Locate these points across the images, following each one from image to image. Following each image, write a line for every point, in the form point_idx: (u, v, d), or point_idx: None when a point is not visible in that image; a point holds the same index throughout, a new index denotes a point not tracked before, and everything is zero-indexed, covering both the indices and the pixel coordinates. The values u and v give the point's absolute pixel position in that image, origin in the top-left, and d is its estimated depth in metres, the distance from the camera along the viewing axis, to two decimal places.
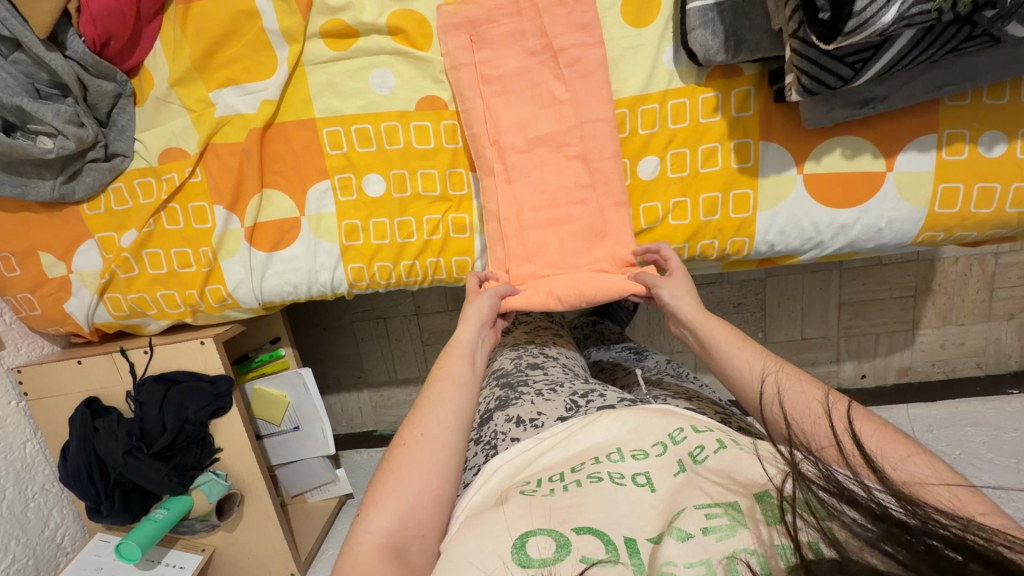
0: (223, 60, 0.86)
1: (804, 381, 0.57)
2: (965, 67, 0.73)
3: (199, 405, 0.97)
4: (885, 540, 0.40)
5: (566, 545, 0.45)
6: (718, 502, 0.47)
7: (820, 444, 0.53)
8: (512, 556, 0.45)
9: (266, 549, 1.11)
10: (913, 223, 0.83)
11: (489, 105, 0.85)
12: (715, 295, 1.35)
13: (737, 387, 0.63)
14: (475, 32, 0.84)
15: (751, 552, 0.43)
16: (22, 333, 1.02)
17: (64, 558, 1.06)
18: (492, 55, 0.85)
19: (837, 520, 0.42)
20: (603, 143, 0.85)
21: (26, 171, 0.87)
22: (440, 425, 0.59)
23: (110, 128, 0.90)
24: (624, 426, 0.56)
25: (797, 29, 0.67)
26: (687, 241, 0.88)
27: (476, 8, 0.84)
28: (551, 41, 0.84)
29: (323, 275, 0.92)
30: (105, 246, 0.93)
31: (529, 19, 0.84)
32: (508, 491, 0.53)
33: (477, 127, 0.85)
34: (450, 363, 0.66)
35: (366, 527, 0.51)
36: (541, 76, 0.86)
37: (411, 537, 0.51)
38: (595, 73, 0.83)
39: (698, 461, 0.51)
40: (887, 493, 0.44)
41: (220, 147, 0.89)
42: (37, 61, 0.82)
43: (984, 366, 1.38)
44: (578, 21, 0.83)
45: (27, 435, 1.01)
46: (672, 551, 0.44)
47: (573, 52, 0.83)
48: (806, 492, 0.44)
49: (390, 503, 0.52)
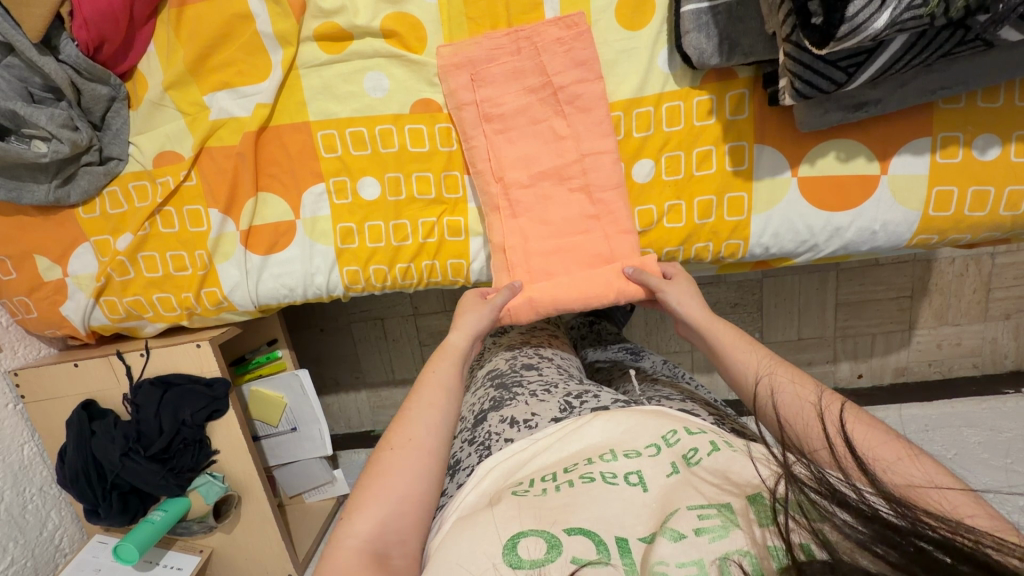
0: (217, 64, 0.86)
1: (798, 383, 0.57)
2: (959, 70, 0.73)
3: (196, 407, 0.98)
4: (876, 542, 0.40)
5: (557, 547, 0.46)
6: (712, 503, 0.47)
7: (813, 446, 0.53)
8: (503, 558, 0.45)
9: (264, 549, 1.12)
10: (907, 226, 0.83)
11: (492, 143, 0.86)
12: (713, 295, 1.35)
13: (733, 380, 0.64)
14: (475, 72, 0.84)
15: (743, 553, 0.43)
16: (19, 336, 1.03)
17: (63, 559, 1.06)
18: (493, 94, 0.85)
19: (828, 522, 0.43)
20: (605, 174, 0.85)
21: (21, 175, 0.87)
22: (423, 431, 0.59)
23: (105, 132, 0.90)
24: (619, 427, 0.56)
25: (790, 33, 0.67)
26: (681, 244, 0.88)
27: (476, 48, 0.83)
28: (550, 79, 0.84)
29: (318, 278, 0.92)
30: (100, 249, 0.93)
31: (528, 57, 0.84)
32: (501, 491, 0.53)
33: (480, 163, 0.86)
34: (444, 369, 0.67)
35: (347, 531, 0.51)
36: (542, 113, 0.86)
37: (392, 542, 0.51)
38: (596, 108, 0.84)
39: (692, 462, 0.51)
40: (877, 496, 0.44)
41: (214, 150, 0.89)
42: (31, 65, 0.82)
43: (980, 366, 1.38)
44: (576, 57, 0.82)
45: (25, 437, 1.02)
46: (665, 551, 0.44)
47: (572, 90, 0.83)
48: (798, 493, 0.45)
49: (373, 507, 0.52)
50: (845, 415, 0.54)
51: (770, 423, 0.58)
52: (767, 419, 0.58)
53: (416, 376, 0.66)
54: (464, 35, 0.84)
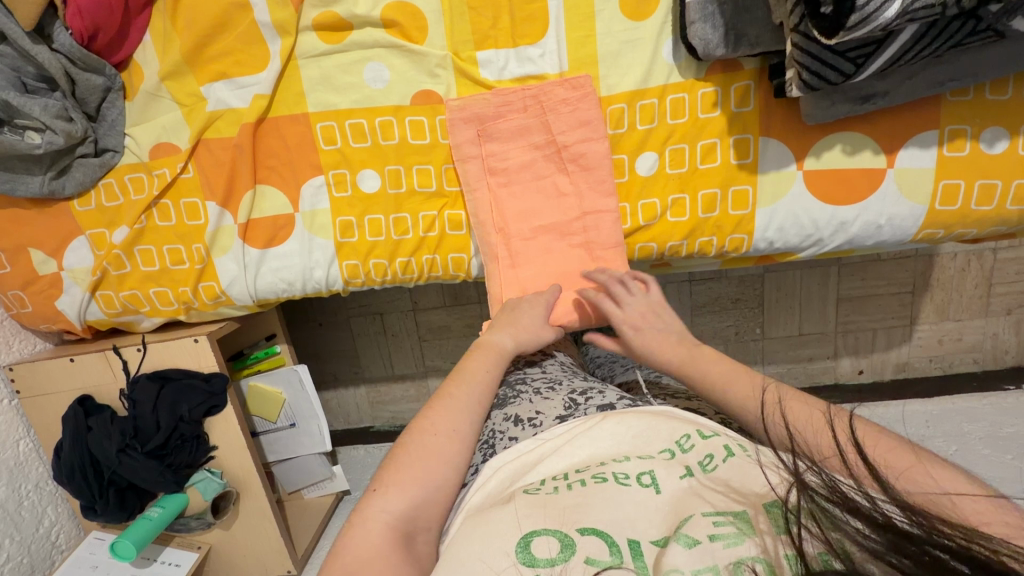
0: (214, 54, 0.85)
1: (803, 402, 0.55)
2: (969, 62, 0.72)
3: (193, 403, 0.97)
4: (889, 551, 0.39)
5: (571, 546, 0.45)
6: (724, 511, 0.46)
7: (823, 453, 0.52)
8: (518, 556, 0.45)
9: (263, 547, 1.11)
10: (914, 220, 0.83)
11: (495, 195, 0.87)
12: (713, 290, 1.35)
13: (732, 408, 0.60)
14: (483, 127, 0.85)
15: (757, 559, 0.42)
16: (14, 330, 1.01)
17: (60, 556, 1.05)
18: (499, 149, 0.86)
19: (841, 531, 0.42)
20: (607, 234, 0.86)
21: (14, 167, 0.86)
22: (447, 417, 0.59)
23: (99, 123, 0.88)
24: (630, 429, 0.56)
25: (798, 23, 0.66)
26: (685, 237, 0.87)
27: (485, 104, 0.85)
28: (555, 138, 0.85)
29: (317, 272, 0.91)
30: (96, 242, 0.92)
31: (534, 115, 0.85)
32: (512, 490, 0.52)
33: (483, 215, 0.87)
34: (482, 359, 0.67)
35: (380, 506, 0.51)
36: (546, 169, 0.87)
37: (420, 527, 0.52)
38: (598, 168, 0.85)
39: (707, 470, 0.50)
40: (891, 504, 0.44)
41: (212, 142, 0.87)
42: (24, 54, 0.81)
43: (981, 362, 1.38)
44: (581, 118, 0.83)
45: (20, 433, 1.00)
46: (678, 558, 0.43)
47: (576, 147, 0.85)
48: (809, 501, 0.44)
49: (410, 488, 0.53)
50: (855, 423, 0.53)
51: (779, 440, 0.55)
52: (775, 434, 0.56)
53: (457, 369, 0.66)
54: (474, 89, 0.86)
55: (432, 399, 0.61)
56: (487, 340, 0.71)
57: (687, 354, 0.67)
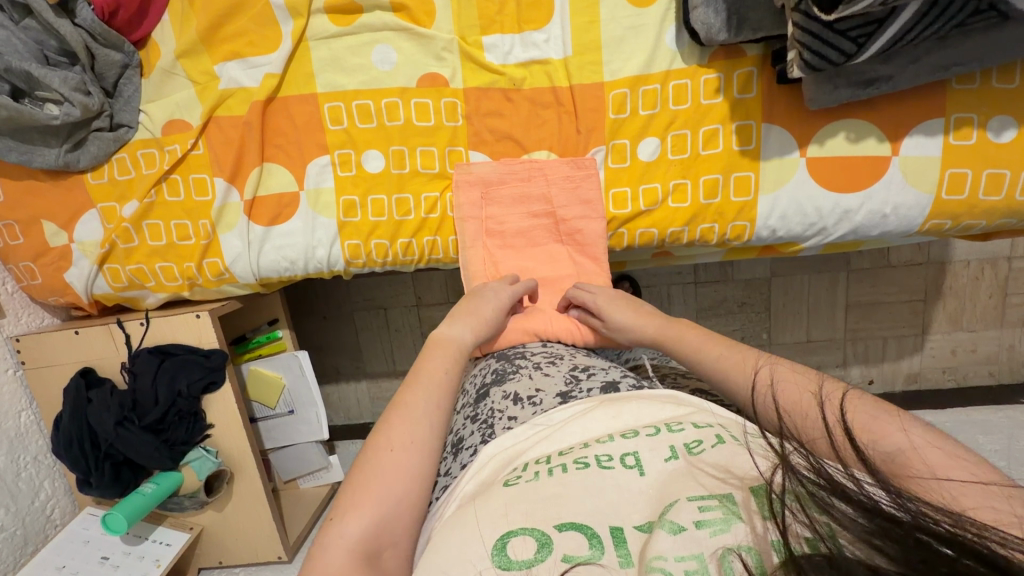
0: (229, 34, 0.87)
1: (797, 383, 0.54)
2: (976, 45, 0.71)
3: (192, 378, 0.97)
4: (876, 534, 0.37)
5: (547, 545, 0.42)
6: (712, 494, 0.44)
7: (810, 436, 0.51)
8: (490, 560, 0.42)
9: (255, 532, 1.10)
10: (919, 210, 0.81)
11: (491, 254, 0.88)
12: (719, 293, 1.33)
13: (726, 388, 0.60)
14: (487, 190, 0.88)
15: (746, 548, 0.40)
16: (23, 303, 1.03)
17: (53, 531, 1.05)
18: (499, 213, 0.88)
19: (828, 513, 0.40)
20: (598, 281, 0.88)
21: (32, 138, 0.88)
22: (417, 421, 0.56)
23: (116, 99, 0.91)
24: (619, 416, 0.55)
25: (799, 3, 0.66)
26: (687, 224, 0.86)
27: (489, 169, 0.88)
28: (555, 211, 0.87)
29: (320, 251, 0.92)
30: (106, 216, 0.94)
31: (537, 185, 0.87)
32: (495, 481, 0.51)
33: (475, 270, 0.87)
34: (441, 359, 0.64)
35: (338, 531, 0.48)
36: (541, 238, 0.89)
37: (387, 541, 0.49)
38: (592, 245, 0.87)
39: (694, 452, 0.48)
40: (877, 487, 0.42)
41: (222, 120, 0.89)
42: (48, 29, 0.84)
43: (997, 374, 1.34)
44: (582, 197, 0.86)
45: (23, 404, 1.01)
46: (663, 544, 0.41)
47: (574, 223, 0.87)
48: (795, 484, 0.42)
49: (368, 505, 0.50)
50: (848, 404, 0.51)
51: (771, 419, 0.55)
52: (766, 417, 0.56)
53: (413, 368, 0.63)
54: (480, 72, 0.87)
55: (388, 412, 0.58)
56: (449, 332, 0.69)
57: (691, 328, 0.67)
